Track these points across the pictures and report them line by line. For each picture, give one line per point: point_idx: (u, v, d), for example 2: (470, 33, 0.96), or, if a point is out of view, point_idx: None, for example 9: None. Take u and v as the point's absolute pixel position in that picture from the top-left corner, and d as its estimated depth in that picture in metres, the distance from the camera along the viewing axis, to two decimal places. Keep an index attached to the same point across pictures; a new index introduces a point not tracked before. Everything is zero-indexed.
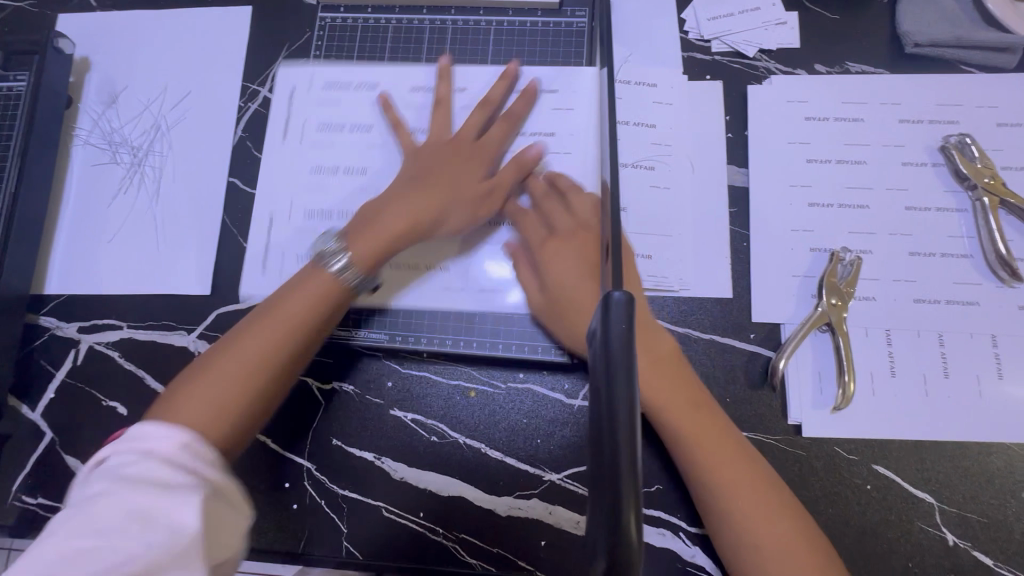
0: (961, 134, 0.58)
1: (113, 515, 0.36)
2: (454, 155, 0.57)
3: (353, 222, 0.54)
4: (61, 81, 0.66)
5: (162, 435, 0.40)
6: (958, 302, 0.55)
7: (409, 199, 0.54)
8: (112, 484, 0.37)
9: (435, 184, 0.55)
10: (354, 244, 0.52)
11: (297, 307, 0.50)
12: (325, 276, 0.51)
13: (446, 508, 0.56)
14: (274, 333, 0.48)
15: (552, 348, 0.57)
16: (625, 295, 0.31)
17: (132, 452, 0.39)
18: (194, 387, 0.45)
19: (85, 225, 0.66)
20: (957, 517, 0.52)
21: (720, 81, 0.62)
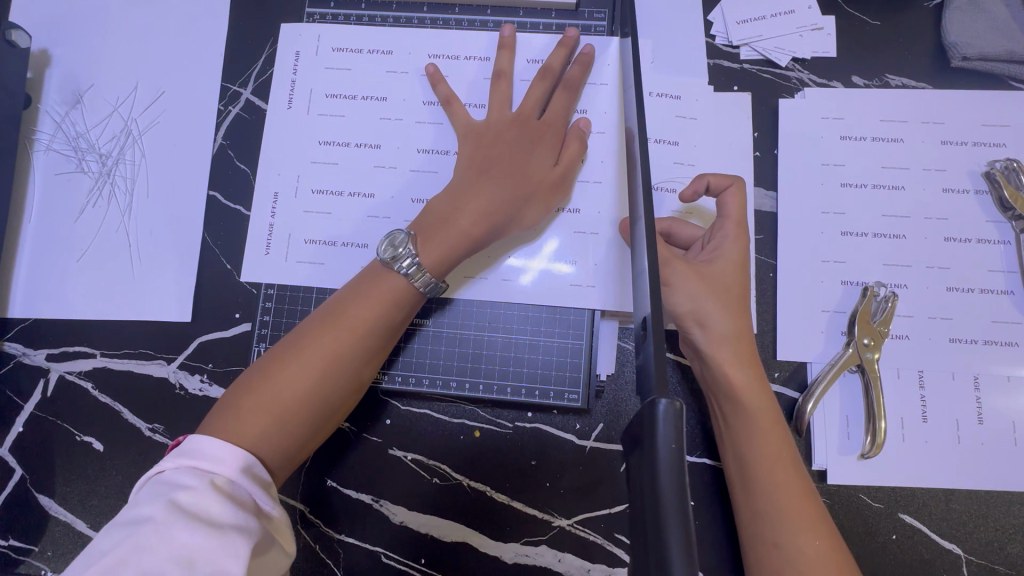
0: (1007, 158, 0.54)
1: (161, 553, 0.34)
2: (520, 134, 0.51)
3: (423, 217, 0.49)
4: (17, 79, 0.59)
5: (224, 457, 0.39)
6: (996, 343, 0.52)
7: (477, 192, 0.49)
8: (167, 513, 0.35)
9: (500, 174, 0.50)
10: (424, 244, 0.48)
11: (363, 316, 0.45)
12: (391, 276, 0.47)
13: (449, 554, 0.53)
14: (341, 338, 0.45)
15: (564, 388, 0.53)
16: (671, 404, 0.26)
17: (193, 473, 0.38)
18: (251, 403, 0.42)
19: (51, 241, 0.60)
20: (983, 568, 0.50)
21: (749, 93, 0.57)
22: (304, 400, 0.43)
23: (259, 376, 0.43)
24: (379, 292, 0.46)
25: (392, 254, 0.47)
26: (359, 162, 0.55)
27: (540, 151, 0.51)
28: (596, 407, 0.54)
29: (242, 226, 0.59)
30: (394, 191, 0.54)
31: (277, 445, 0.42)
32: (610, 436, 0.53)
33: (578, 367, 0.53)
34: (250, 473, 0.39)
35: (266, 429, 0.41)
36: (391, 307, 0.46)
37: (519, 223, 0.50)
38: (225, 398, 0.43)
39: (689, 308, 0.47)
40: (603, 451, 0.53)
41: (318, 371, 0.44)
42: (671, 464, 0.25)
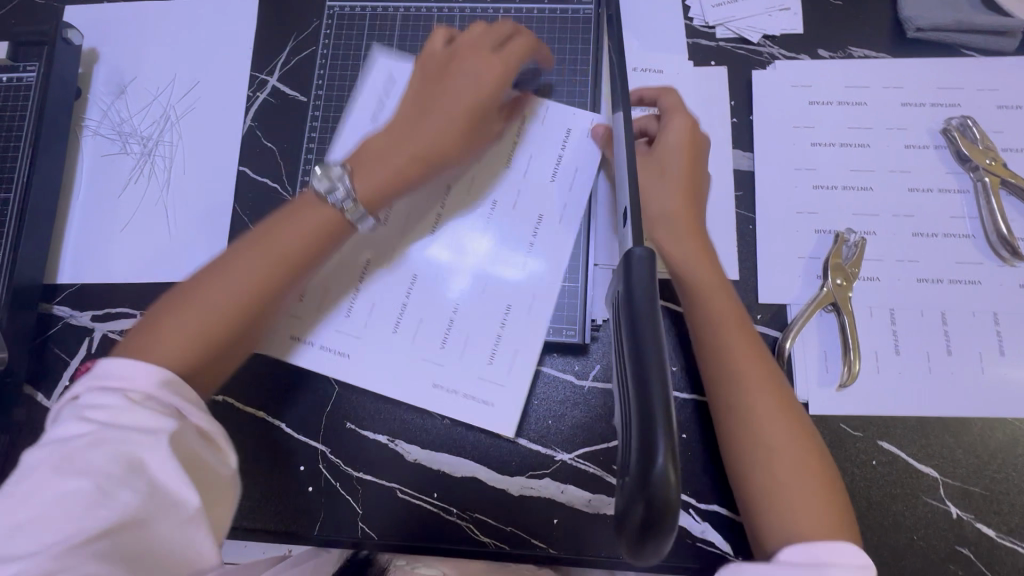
0: (962, 116, 0.59)
1: (101, 458, 0.37)
2: (456, 80, 0.55)
3: (361, 154, 0.53)
4: (69, 72, 0.67)
5: (136, 373, 0.41)
6: (961, 282, 0.56)
7: (410, 135, 0.53)
8: (99, 426, 0.39)
9: (435, 119, 0.54)
10: (357, 178, 0.51)
11: (289, 244, 0.48)
12: (321, 207, 0.50)
13: (459, 488, 0.57)
14: (266, 261, 0.48)
15: (562, 333, 0.57)
16: (646, 250, 0.30)
17: (106, 391, 0.40)
18: (173, 313, 0.46)
19: (96, 215, 0.66)
20: (960, 490, 0.53)
21: (725, 66, 0.63)
22: (219, 316, 0.46)
23: (185, 291, 0.47)
24: (300, 221, 0.49)
25: (327, 186, 0.50)
26: (373, 132, 0.62)
27: (481, 103, 0.54)
28: (593, 347, 0.59)
29: (268, 197, 0.65)
30: None
31: (193, 350, 0.45)
32: (606, 374, 0.58)
33: (576, 309, 0.58)
34: (169, 386, 0.41)
35: (181, 336, 0.45)
36: (310, 240, 0.49)
37: (445, 158, 0.54)
38: (144, 324, 0.46)
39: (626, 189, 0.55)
40: (601, 389, 0.58)
41: (234, 290, 0.46)
42: (643, 294, 0.29)
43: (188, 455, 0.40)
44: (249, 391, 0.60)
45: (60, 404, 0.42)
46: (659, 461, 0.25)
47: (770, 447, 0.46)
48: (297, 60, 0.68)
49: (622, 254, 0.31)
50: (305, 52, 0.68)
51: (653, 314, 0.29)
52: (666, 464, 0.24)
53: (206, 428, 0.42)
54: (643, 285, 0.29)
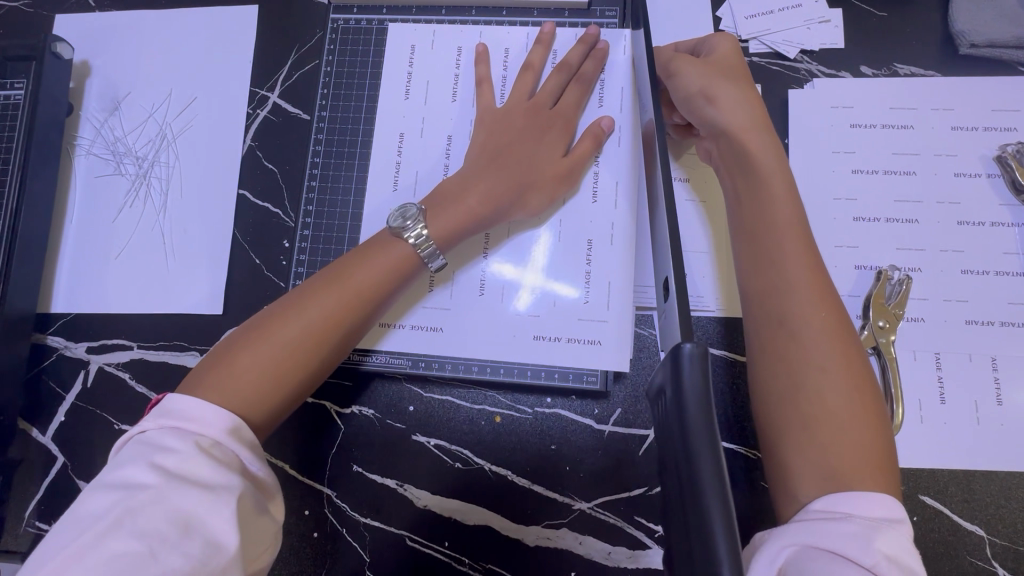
0: (1018, 142, 0.54)
1: (157, 515, 0.35)
2: (532, 121, 0.54)
3: (436, 193, 0.52)
4: (59, 88, 0.63)
5: (209, 418, 0.40)
6: (1013, 324, 0.52)
7: (486, 175, 0.52)
8: (160, 478, 0.36)
9: (509, 162, 0.52)
10: (432, 217, 0.50)
11: (367, 281, 0.47)
12: (398, 243, 0.49)
13: (471, 537, 0.55)
14: (345, 297, 0.47)
15: (594, 319, 0.54)
16: (698, 348, 0.28)
17: (176, 435, 0.39)
18: (244, 349, 0.44)
19: (90, 241, 0.63)
20: (1007, 550, 0.50)
21: (759, 85, 0.58)
22: (293, 355, 0.44)
23: (260, 326, 0.45)
24: (379, 261, 0.48)
25: (402, 223, 0.49)
26: (383, 155, 0.59)
27: (549, 141, 0.53)
28: (615, 390, 0.55)
29: (270, 223, 0.62)
30: (414, 183, 0.58)
31: (267, 391, 0.43)
32: (628, 420, 0.55)
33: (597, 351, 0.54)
34: (237, 435, 0.40)
35: (257, 376, 0.43)
36: (395, 273, 0.49)
37: (521, 207, 0.52)
38: (219, 352, 0.45)
39: (698, 86, 0.50)
40: (622, 436, 0.54)
41: (313, 329, 0.45)
42: (698, 403, 0.27)
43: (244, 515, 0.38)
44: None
45: (121, 437, 0.40)
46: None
47: (805, 429, 0.40)
48: (299, 75, 0.64)
49: (672, 347, 0.29)
50: (307, 67, 0.64)
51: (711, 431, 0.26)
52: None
53: (261, 476, 0.41)
54: (698, 392, 0.27)
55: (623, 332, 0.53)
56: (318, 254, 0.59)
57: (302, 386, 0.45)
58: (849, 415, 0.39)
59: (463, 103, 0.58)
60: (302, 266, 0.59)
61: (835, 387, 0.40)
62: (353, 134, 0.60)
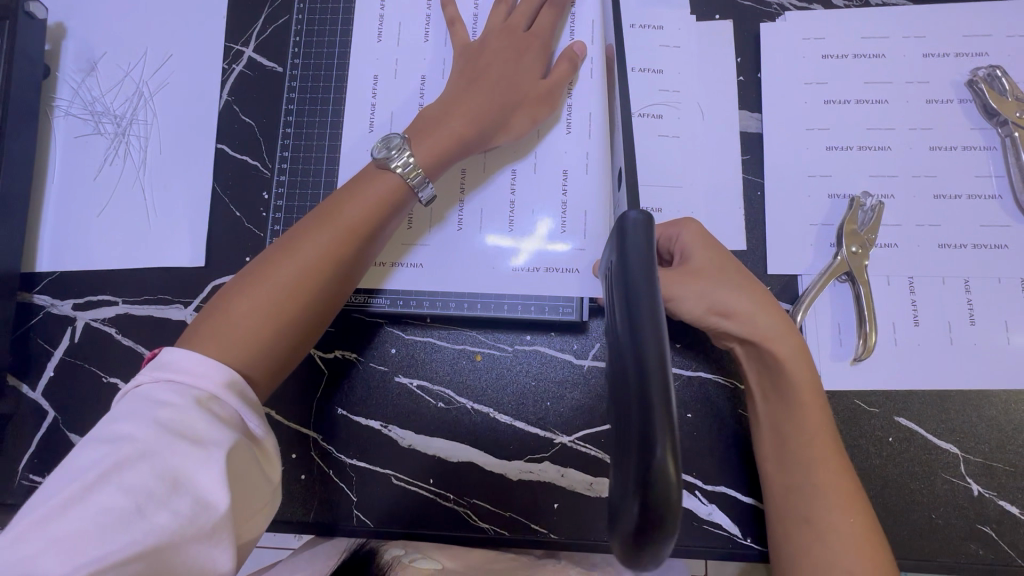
0: (990, 66, 0.54)
1: (147, 470, 0.35)
2: (509, 45, 0.54)
3: (418, 122, 0.52)
4: (35, 48, 0.63)
5: (204, 370, 0.40)
6: (986, 246, 0.52)
7: (468, 100, 0.52)
8: (150, 431, 0.36)
9: (489, 86, 0.52)
10: (416, 144, 0.50)
11: (358, 217, 0.47)
12: (385, 175, 0.49)
13: (456, 474, 0.55)
14: (337, 233, 0.46)
15: (571, 248, 0.55)
16: (642, 214, 0.29)
17: (172, 390, 0.38)
18: (240, 295, 0.44)
19: (72, 200, 0.64)
20: (982, 467, 0.50)
21: (730, 20, 0.58)
22: (292, 294, 0.44)
23: (252, 273, 0.45)
24: (367, 199, 0.48)
25: (387, 154, 0.49)
26: (358, 100, 0.59)
27: (527, 62, 0.54)
28: (592, 325, 0.56)
29: (249, 176, 0.62)
30: (390, 127, 0.59)
31: (271, 331, 0.43)
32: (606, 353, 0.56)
33: (574, 285, 0.54)
34: (233, 389, 0.40)
35: (258, 318, 0.43)
36: (387, 211, 0.48)
37: (504, 130, 0.53)
38: (213, 302, 0.44)
39: (703, 306, 0.47)
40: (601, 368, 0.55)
41: (307, 267, 0.45)
42: (642, 272, 0.27)
43: (238, 474, 0.38)
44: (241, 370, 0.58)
45: (119, 391, 0.40)
46: (660, 451, 0.22)
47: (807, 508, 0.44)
48: (273, 28, 0.64)
49: (618, 219, 0.30)
50: (280, 20, 0.64)
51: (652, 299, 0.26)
52: (666, 450, 0.22)
53: (259, 436, 0.41)
54: (639, 261, 0.28)
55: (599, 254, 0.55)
56: (297, 203, 0.59)
57: (306, 324, 0.45)
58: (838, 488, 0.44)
59: (435, 49, 0.59)
60: (280, 213, 0.59)
61: (835, 490, 0.43)
62: (326, 81, 0.61)
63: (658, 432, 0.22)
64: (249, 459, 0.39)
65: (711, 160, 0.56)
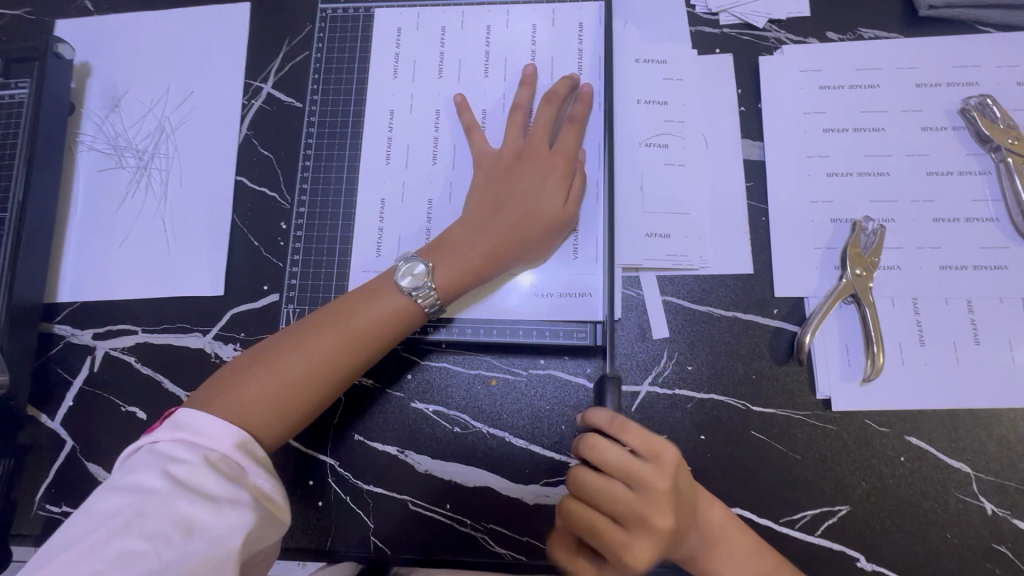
0: (980, 95, 0.57)
1: (163, 519, 0.36)
2: (532, 166, 0.55)
3: (438, 243, 0.54)
4: (61, 87, 0.66)
5: (218, 433, 0.42)
6: (986, 267, 0.54)
7: (488, 227, 0.53)
8: (169, 484, 0.37)
9: (509, 202, 0.54)
10: (438, 269, 0.52)
11: (369, 324, 0.49)
12: (396, 294, 0.51)
13: (472, 499, 0.56)
14: (346, 342, 0.48)
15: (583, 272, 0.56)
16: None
17: (187, 447, 0.40)
18: (250, 379, 0.46)
19: (94, 232, 0.65)
20: (994, 485, 0.51)
21: (730, 54, 0.61)
22: (294, 392, 0.46)
23: (265, 360, 0.47)
24: (378, 306, 0.50)
25: (413, 284, 0.51)
26: (376, 134, 0.62)
27: (553, 186, 0.54)
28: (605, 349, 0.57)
29: (267, 207, 0.64)
30: (406, 159, 0.61)
31: (272, 424, 0.45)
32: None
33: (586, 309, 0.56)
34: (243, 448, 0.42)
35: (260, 410, 0.45)
36: (393, 323, 0.50)
37: (523, 259, 0.54)
38: (227, 375, 0.47)
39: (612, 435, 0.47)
40: None
41: (318, 367, 0.47)
42: None
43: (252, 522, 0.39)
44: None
45: (132, 445, 0.41)
46: None
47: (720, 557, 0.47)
48: (291, 66, 0.67)
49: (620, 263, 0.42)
50: (298, 57, 0.67)
51: None
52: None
53: (269, 490, 0.41)
54: None
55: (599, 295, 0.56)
56: (316, 233, 0.61)
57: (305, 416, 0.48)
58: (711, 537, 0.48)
59: (447, 87, 0.62)
60: (299, 242, 0.61)
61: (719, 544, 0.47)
62: (343, 115, 0.63)
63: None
64: (262, 508, 0.40)
65: (717, 187, 0.58)
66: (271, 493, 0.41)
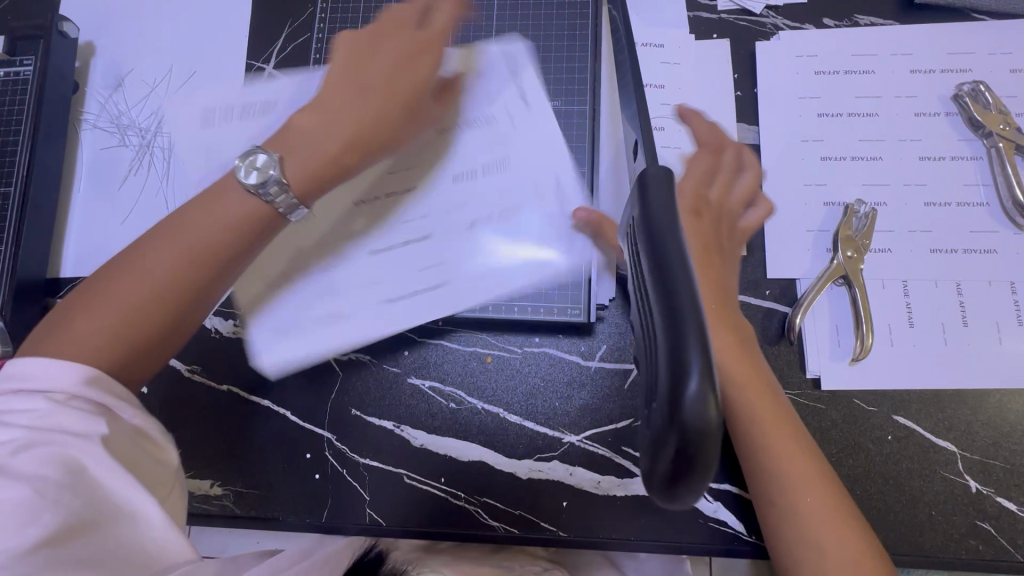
0: (974, 82, 0.57)
1: (38, 464, 0.35)
2: (406, 75, 0.51)
3: (287, 137, 0.48)
4: (66, 65, 0.66)
5: (59, 371, 0.38)
6: (976, 251, 0.55)
7: (326, 126, 0.49)
8: (29, 431, 0.36)
9: (361, 106, 0.49)
10: (289, 163, 0.47)
11: (215, 230, 0.44)
12: (242, 196, 0.45)
13: (467, 473, 0.57)
14: (183, 249, 0.43)
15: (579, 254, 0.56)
16: (662, 168, 0.28)
17: (17, 397, 0.38)
18: (91, 298, 0.41)
19: (96, 209, 0.66)
20: (979, 464, 0.52)
21: (728, 39, 0.61)
22: (137, 308, 0.41)
23: (100, 277, 0.43)
24: (218, 211, 0.44)
25: (261, 178, 0.45)
26: None
27: (413, 101, 0.51)
28: (599, 328, 0.58)
29: None
30: None
31: (118, 346, 0.40)
32: (613, 356, 0.58)
33: (579, 287, 0.55)
34: (95, 383, 0.39)
35: (107, 330, 0.40)
36: (248, 231, 0.45)
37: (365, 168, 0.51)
38: (73, 297, 0.42)
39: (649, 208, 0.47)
40: (608, 370, 0.57)
41: (162, 279, 0.42)
42: (664, 206, 0.26)
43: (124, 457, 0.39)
44: (240, 377, 0.60)
45: None
46: (695, 382, 0.21)
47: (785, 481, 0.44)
48: (293, 47, 0.68)
49: (639, 173, 0.28)
50: (301, 39, 0.68)
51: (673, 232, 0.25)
52: (701, 379, 0.21)
53: (138, 424, 0.40)
54: (661, 203, 0.26)
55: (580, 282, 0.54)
56: None
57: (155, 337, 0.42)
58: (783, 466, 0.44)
59: None
60: None
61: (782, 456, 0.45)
62: None
63: (694, 360, 0.21)
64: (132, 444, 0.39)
65: None
66: (135, 427, 0.40)
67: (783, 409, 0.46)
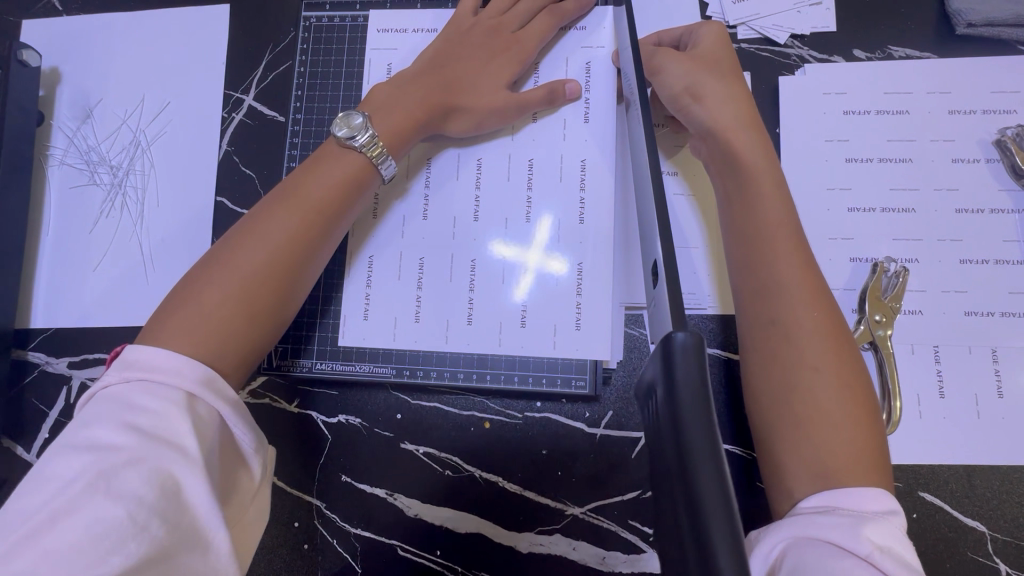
0: (1018, 125, 0.52)
1: (137, 474, 0.33)
2: (485, 40, 0.54)
3: (374, 101, 0.51)
4: (29, 96, 0.61)
5: (178, 368, 0.38)
6: (1016, 314, 0.50)
7: (419, 85, 0.51)
8: (137, 440, 0.34)
9: (449, 70, 0.52)
10: (377, 120, 0.49)
11: (323, 190, 0.46)
12: (350, 154, 0.48)
13: (464, 546, 0.54)
14: (301, 209, 0.45)
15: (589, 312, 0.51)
16: (691, 335, 0.26)
17: (143, 390, 0.36)
18: (204, 279, 0.42)
19: (66, 253, 0.62)
20: (1010, 545, 0.49)
21: (747, 73, 0.56)
22: (253, 280, 0.42)
23: (212, 258, 0.43)
24: (327, 174, 0.47)
25: (349, 132, 0.48)
26: None
27: (498, 62, 0.53)
28: (605, 393, 0.54)
29: None
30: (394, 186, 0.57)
31: (239, 322, 0.41)
32: (620, 423, 0.54)
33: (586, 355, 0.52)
34: (213, 387, 0.38)
35: (223, 305, 0.41)
36: (348, 191, 0.47)
37: (456, 127, 0.53)
38: (178, 288, 0.42)
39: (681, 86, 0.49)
40: (614, 439, 0.54)
41: (278, 246, 0.44)
42: (695, 398, 0.25)
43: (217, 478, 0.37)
44: None
45: (87, 393, 0.38)
46: None
47: (830, 411, 0.39)
48: (274, 75, 0.62)
49: (663, 338, 0.27)
50: (282, 66, 0.62)
51: (709, 436, 0.23)
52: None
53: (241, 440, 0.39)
54: (692, 382, 0.25)
55: (593, 340, 0.51)
56: None
57: (271, 305, 0.43)
58: (842, 413, 0.39)
59: None
60: None
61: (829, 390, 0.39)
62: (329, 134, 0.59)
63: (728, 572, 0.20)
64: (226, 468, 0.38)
65: None
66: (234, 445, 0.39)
67: (818, 276, 0.43)
